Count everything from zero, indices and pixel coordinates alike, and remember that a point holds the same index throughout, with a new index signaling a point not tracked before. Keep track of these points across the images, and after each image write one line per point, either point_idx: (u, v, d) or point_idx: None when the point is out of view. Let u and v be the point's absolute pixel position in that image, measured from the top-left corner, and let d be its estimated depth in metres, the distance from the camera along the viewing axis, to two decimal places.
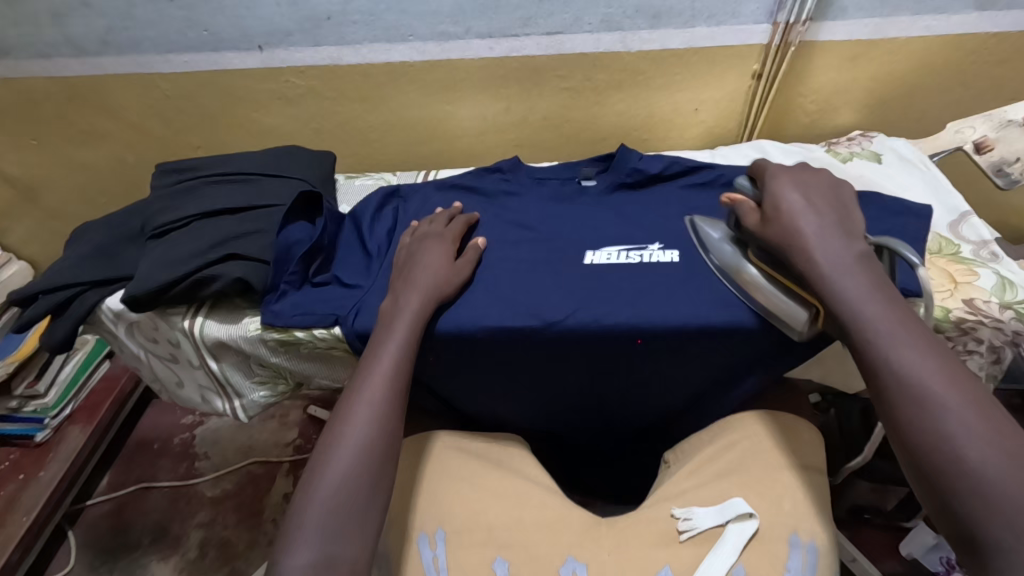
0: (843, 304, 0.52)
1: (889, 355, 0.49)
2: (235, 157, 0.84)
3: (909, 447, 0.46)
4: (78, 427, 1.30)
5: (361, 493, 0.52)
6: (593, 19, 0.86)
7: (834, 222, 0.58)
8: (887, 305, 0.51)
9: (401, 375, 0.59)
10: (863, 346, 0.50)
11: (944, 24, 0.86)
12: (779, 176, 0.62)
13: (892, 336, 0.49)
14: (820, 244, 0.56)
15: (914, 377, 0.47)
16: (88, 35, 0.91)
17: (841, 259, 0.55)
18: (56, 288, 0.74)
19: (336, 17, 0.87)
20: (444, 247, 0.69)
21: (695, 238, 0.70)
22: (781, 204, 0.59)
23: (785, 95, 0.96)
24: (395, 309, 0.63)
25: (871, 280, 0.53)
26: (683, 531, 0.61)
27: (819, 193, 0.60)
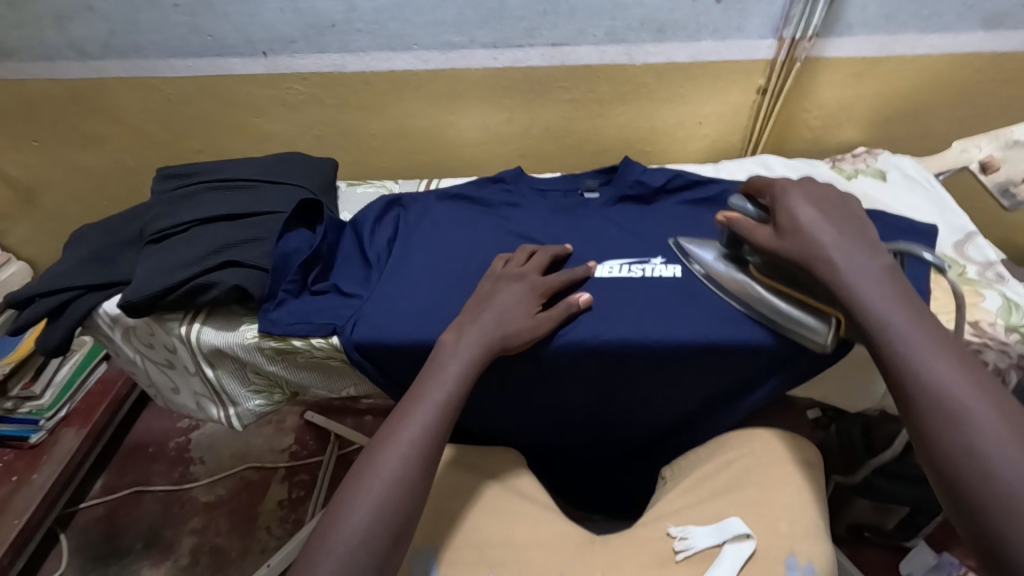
0: (900, 364, 0.48)
1: (955, 426, 0.44)
2: (235, 163, 0.84)
3: (980, 532, 0.41)
4: (73, 430, 1.30)
5: (381, 547, 0.50)
6: (597, 31, 0.86)
7: (861, 246, 0.55)
8: (951, 366, 0.47)
9: (442, 426, 0.56)
10: (927, 415, 0.46)
11: (949, 42, 0.86)
12: (790, 189, 0.61)
13: (959, 406, 0.45)
14: (856, 281, 0.53)
15: (985, 453, 0.42)
16: (92, 38, 0.91)
17: (891, 310, 0.50)
18: (53, 291, 0.74)
19: (340, 25, 0.87)
20: (529, 295, 0.64)
21: (685, 259, 0.70)
22: (795, 219, 0.58)
23: (789, 111, 0.95)
24: (448, 352, 0.60)
25: (929, 334, 0.49)
26: (680, 551, 0.60)
27: (832, 205, 0.59)
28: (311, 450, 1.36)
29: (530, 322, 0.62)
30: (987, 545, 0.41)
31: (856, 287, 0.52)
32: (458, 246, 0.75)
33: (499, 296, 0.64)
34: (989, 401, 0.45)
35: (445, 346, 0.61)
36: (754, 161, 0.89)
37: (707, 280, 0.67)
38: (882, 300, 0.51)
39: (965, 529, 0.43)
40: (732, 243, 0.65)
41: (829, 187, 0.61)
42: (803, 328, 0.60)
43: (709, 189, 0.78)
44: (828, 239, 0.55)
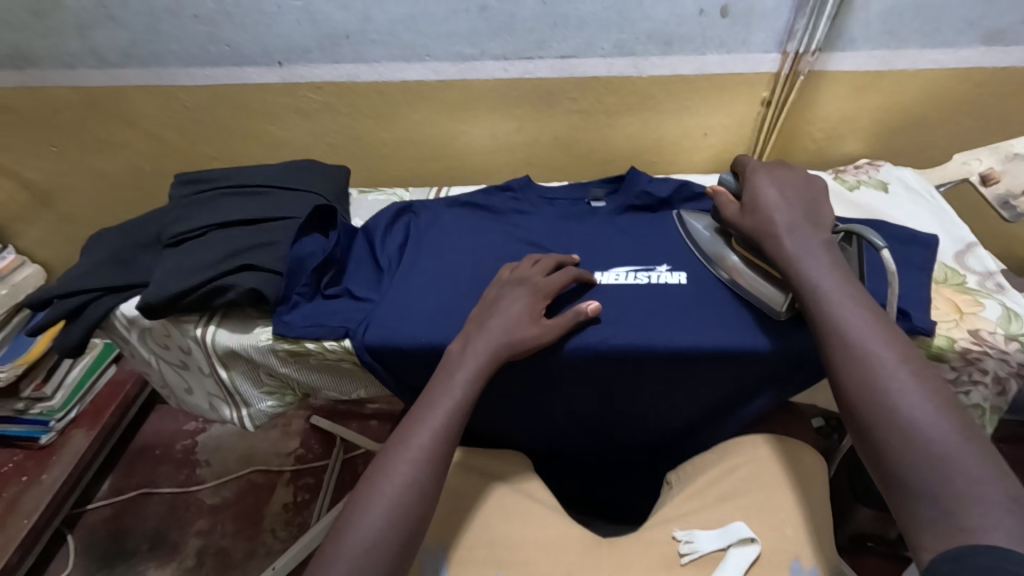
0: (823, 319, 0.54)
1: (865, 370, 0.50)
2: (250, 170, 0.86)
3: (879, 459, 0.47)
4: (83, 431, 1.31)
5: (392, 553, 0.51)
6: (605, 44, 0.88)
7: (807, 222, 0.62)
8: (866, 319, 0.52)
9: (450, 433, 0.57)
10: (842, 362, 0.51)
11: (950, 57, 0.88)
12: (758, 171, 0.67)
13: (869, 353, 0.50)
14: (797, 249, 0.59)
15: (887, 392, 0.48)
16: (112, 47, 0.94)
17: (822, 274, 0.56)
18: (71, 292, 0.76)
19: (355, 36, 0.89)
20: (534, 301, 0.65)
21: (683, 230, 0.75)
22: (756, 196, 0.64)
23: (793, 123, 0.97)
24: (456, 360, 0.62)
25: (852, 294, 0.54)
26: (685, 554, 0.61)
27: (794, 188, 0.65)
28: (317, 454, 1.38)
29: (536, 326, 0.63)
30: (885, 471, 0.47)
31: (796, 255, 0.58)
32: (467, 252, 0.76)
33: (505, 300, 0.65)
34: (895, 349, 0.50)
35: (452, 355, 0.62)
36: None
37: (695, 250, 0.73)
38: (817, 265, 0.57)
39: (869, 460, 0.49)
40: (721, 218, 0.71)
41: (799, 172, 0.67)
42: (761, 297, 0.65)
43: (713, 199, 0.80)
44: (777, 214, 0.62)
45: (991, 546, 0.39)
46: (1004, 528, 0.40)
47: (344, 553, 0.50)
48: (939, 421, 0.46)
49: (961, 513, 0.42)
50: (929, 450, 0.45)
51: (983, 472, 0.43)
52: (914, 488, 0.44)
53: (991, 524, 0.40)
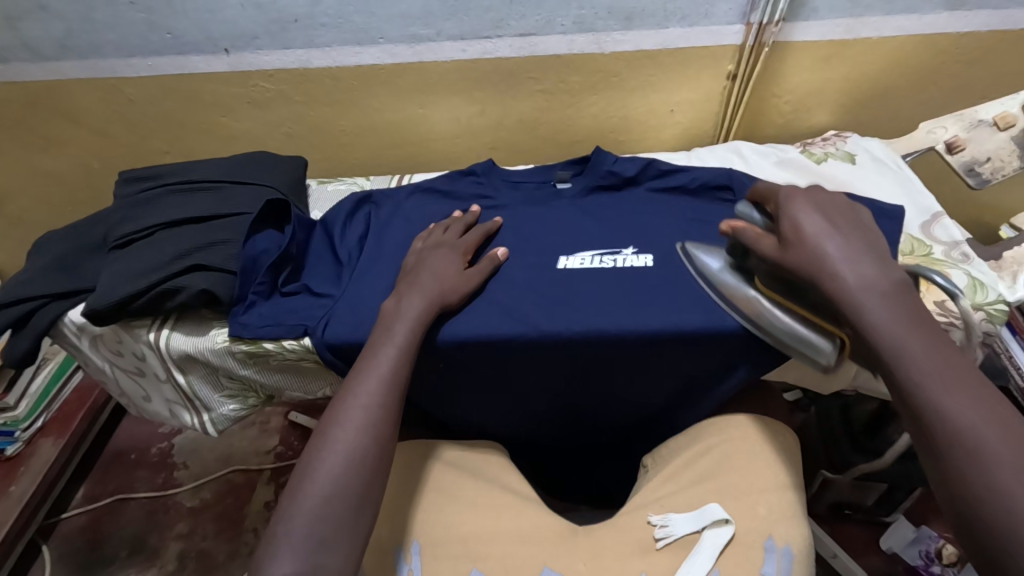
0: (919, 392, 0.47)
1: (979, 461, 0.43)
2: (200, 164, 0.82)
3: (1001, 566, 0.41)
4: (51, 440, 1.27)
5: (351, 500, 0.51)
6: (565, 20, 0.85)
7: (877, 264, 0.53)
8: (970, 394, 0.46)
9: (399, 378, 0.58)
10: (947, 448, 0.45)
11: (915, 24, 0.86)
12: (793, 201, 0.59)
13: (978, 441, 0.44)
14: (871, 300, 0.51)
15: (1005, 488, 0.42)
16: (46, 39, 0.89)
17: (898, 323, 0.50)
18: (15, 301, 0.72)
19: (304, 20, 0.85)
20: (454, 259, 0.68)
21: (691, 268, 0.66)
22: (799, 229, 0.57)
23: (760, 96, 0.95)
24: (396, 312, 0.62)
25: (936, 346, 0.49)
26: (660, 539, 0.61)
27: (839, 216, 0.58)
28: (297, 450, 1.35)
29: (462, 278, 0.66)
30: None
31: (866, 304, 0.51)
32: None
33: (427, 260, 0.67)
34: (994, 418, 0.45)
35: (387, 310, 0.63)
36: (726, 148, 0.89)
37: (712, 292, 0.64)
38: (900, 323, 0.50)
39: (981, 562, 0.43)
40: (739, 255, 0.63)
41: (836, 198, 0.60)
42: (810, 349, 0.58)
43: (679, 177, 0.77)
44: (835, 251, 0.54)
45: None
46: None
47: (304, 505, 0.50)
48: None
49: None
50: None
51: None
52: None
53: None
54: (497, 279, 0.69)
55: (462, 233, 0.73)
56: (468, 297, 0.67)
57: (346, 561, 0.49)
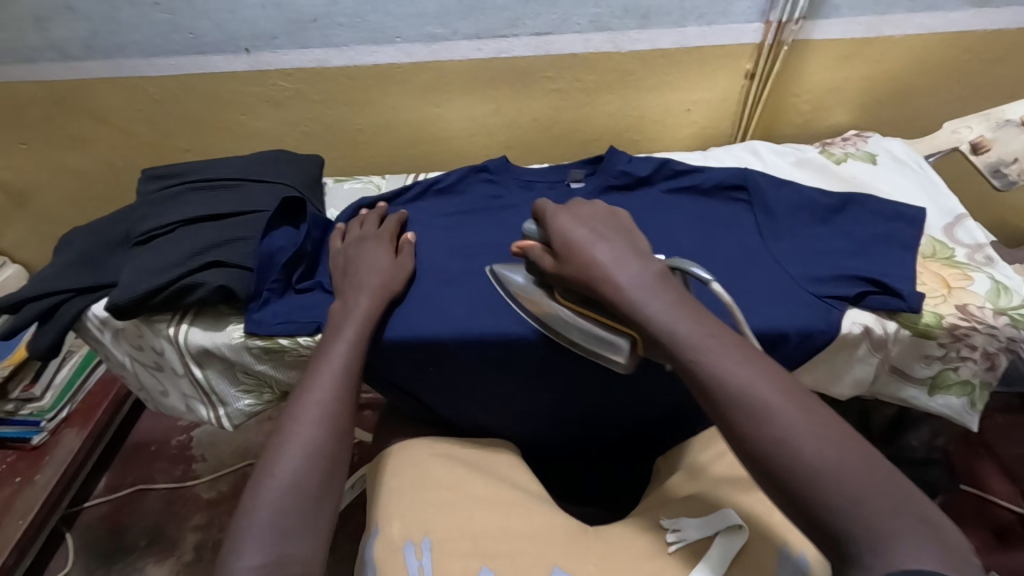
0: (704, 365, 0.45)
1: (769, 415, 0.41)
2: (219, 163, 0.83)
3: (820, 523, 0.38)
4: (75, 431, 1.30)
5: (314, 490, 0.51)
6: (581, 19, 0.85)
7: (637, 262, 0.53)
8: (745, 363, 0.44)
9: (352, 374, 0.59)
10: (740, 415, 0.42)
11: (938, 21, 0.85)
12: (555, 216, 0.60)
13: (760, 398, 0.42)
14: (640, 292, 0.50)
15: (790, 438, 0.40)
16: (72, 39, 0.91)
17: (675, 316, 0.48)
18: (43, 294, 0.74)
19: (322, 19, 0.86)
20: (383, 249, 0.70)
21: (502, 289, 0.66)
22: (567, 243, 0.56)
23: (778, 94, 0.94)
24: (343, 313, 0.63)
25: (709, 330, 0.46)
26: (672, 543, 0.60)
27: (602, 225, 0.58)
28: None
29: (394, 265, 0.68)
30: (828, 535, 0.38)
31: (638, 295, 0.50)
32: (440, 247, 0.74)
33: (358, 255, 0.69)
34: (779, 387, 0.43)
35: (336, 311, 0.64)
36: (743, 148, 0.88)
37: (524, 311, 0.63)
38: (665, 303, 0.49)
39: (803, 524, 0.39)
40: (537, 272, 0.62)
41: (599, 207, 0.61)
42: (606, 349, 0.56)
43: (694, 177, 0.76)
44: (601, 256, 0.54)
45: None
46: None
47: (265, 498, 0.49)
48: (851, 453, 0.39)
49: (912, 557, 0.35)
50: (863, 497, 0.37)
51: (903, 504, 0.37)
52: (856, 544, 0.36)
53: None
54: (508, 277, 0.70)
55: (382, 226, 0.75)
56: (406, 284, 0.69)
57: (314, 550, 0.49)
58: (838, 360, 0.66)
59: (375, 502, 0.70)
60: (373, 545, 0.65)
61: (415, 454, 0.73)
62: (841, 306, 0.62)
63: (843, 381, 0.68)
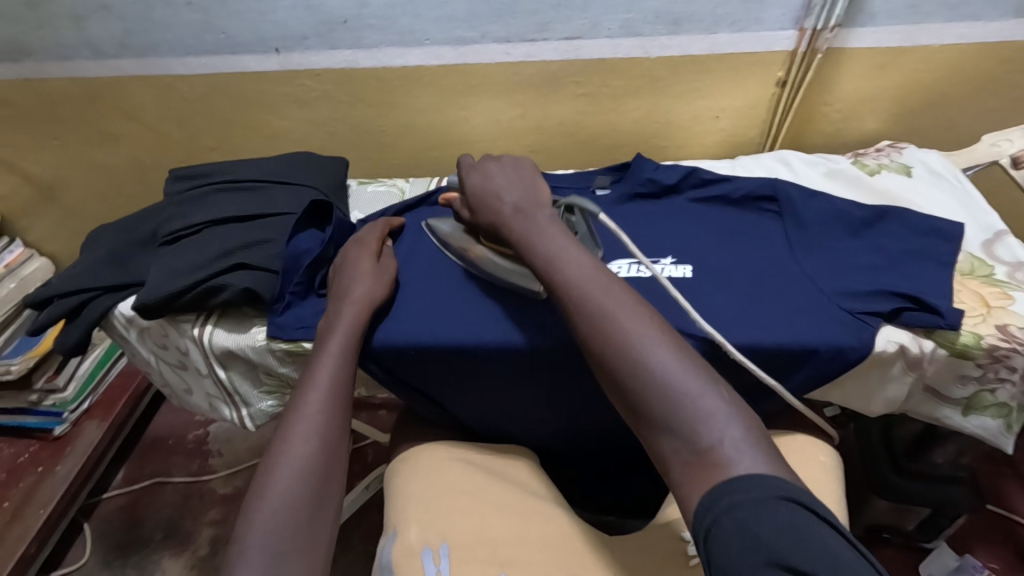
0: (558, 283, 0.53)
1: (602, 321, 0.49)
2: (247, 163, 0.84)
3: (635, 405, 0.46)
4: (95, 423, 1.32)
5: (306, 511, 0.50)
6: (612, 24, 0.84)
7: (531, 201, 0.60)
8: (602, 288, 0.51)
9: (340, 389, 0.58)
10: (581, 322, 0.50)
11: (978, 31, 0.83)
12: (475, 164, 0.66)
13: (596, 306, 0.50)
14: (525, 227, 0.58)
15: (615, 337, 0.47)
16: (107, 38, 0.92)
17: (551, 249, 0.55)
18: (69, 292, 0.75)
19: (352, 21, 0.86)
20: (366, 254, 0.68)
21: (435, 239, 0.73)
22: (483, 190, 0.63)
23: (810, 102, 0.92)
24: (328, 328, 0.62)
25: (576, 261, 0.53)
26: (693, 555, 0.61)
27: (509, 173, 0.64)
28: None
29: (375, 270, 0.67)
30: (641, 415, 0.45)
31: (524, 230, 0.58)
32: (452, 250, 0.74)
33: (344, 264, 0.68)
34: (628, 308, 0.49)
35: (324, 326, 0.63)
36: (772, 157, 0.86)
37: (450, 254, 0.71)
38: (540, 232, 0.57)
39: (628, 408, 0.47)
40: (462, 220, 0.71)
41: (512, 159, 0.66)
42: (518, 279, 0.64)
43: (722, 187, 0.75)
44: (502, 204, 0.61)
45: (744, 480, 0.39)
46: (746, 455, 0.40)
47: (255, 522, 0.48)
48: (663, 349, 0.46)
49: (698, 432, 0.42)
50: (665, 384, 0.44)
51: (701, 387, 0.44)
52: (664, 428, 0.44)
53: (739, 456, 0.40)
54: None
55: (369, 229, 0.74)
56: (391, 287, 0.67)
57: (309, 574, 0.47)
58: (870, 377, 0.64)
59: (392, 506, 0.69)
60: (390, 548, 0.63)
61: (429, 461, 0.73)
62: (875, 322, 0.61)
63: (878, 400, 0.66)
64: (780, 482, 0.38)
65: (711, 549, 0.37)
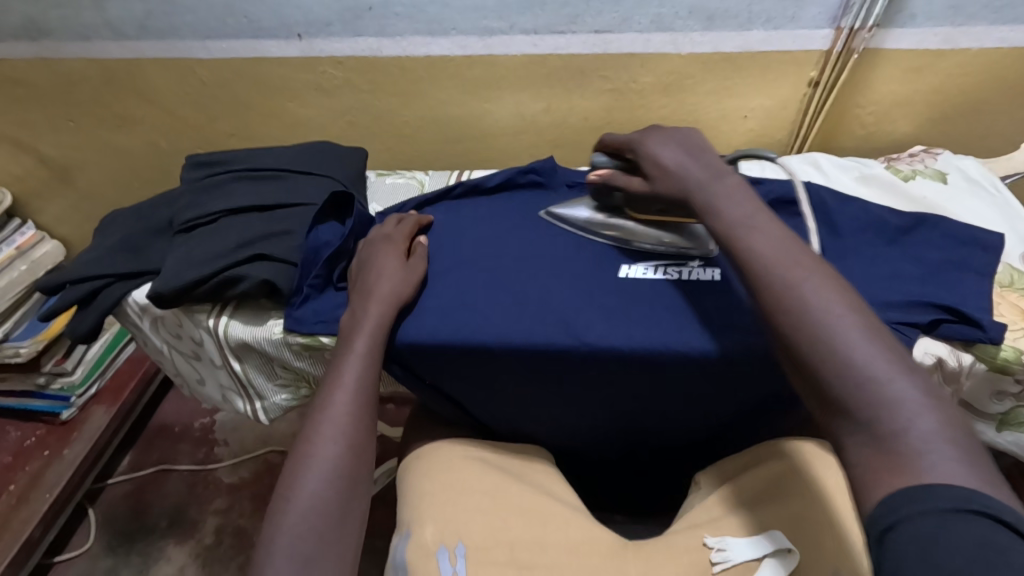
0: (736, 248, 0.51)
1: (791, 291, 0.46)
2: (264, 152, 0.82)
3: (812, 381, 0.43)
4: (103, 408, 1.32)
5: (332, 516, 0.52)
6: (643, 19, 0.82)
7: (709, 167, 0.59)
8: (801, 261, 0.48)
9: (366, 390, 0.58)
10: (760, 286, 0.48)
11: (1021, 35, 0.80)
12: (642, 133, 0.65)
13: (780, 273, 0.48)
14: (707, 193, 0.56)
15: (803, 305, 0.45)
16: (128, 19, 0.91)
17: (736, 219, 0.53)
18: (83, 278, 0.73)
19: (378, 8, 0.85)
20: (395, 249, 0.67)
21: (566, 224, 0.73)
22: (657, 158, 0.61)
23: (842, 104, 0.90)
24: (353, 326, 0.61)
25: (768, 231, 0.51)
26: (717, 563, 0.58)
27: (687, 142, 0.62)
28: None
29: (404, 269, 0.66)
30: (819, 392, 0.43)
31: (703, 195, 0.56)
32: (475, 247, 0.72)
33: (370, 261, 0.66)
34: (830, 285, 0.46)
35: (348, 322, 0.62)
36: (802, 160, 0.84)
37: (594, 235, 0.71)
38: (727, 203, 0.55)
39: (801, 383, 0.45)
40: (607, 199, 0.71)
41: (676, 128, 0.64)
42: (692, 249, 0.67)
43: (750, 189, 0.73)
44: (685, 169, 0.59)
45: (940, 487, 0.35)
46: (935, 450, 0.37)
47: (284, 526, 0.50)
48: (862, 329, 0.43)
49: (882, 417, 0.39)
50: (858, 363, 0.41)
51: (896, 370, 0.41)
52: (848, 411, 0.41)
53: (928, 450, 0.37)
54: (555, 282, 0.67)
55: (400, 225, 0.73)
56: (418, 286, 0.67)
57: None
58: None
59: (406, 502, 0.67)
60: (404, 547, 0.62)
61: (443, 451, 0.71)
62: (912, 333, 0.59)
63: None
64: (975, 493, 0.35)
65: (887, 552, 0.34)
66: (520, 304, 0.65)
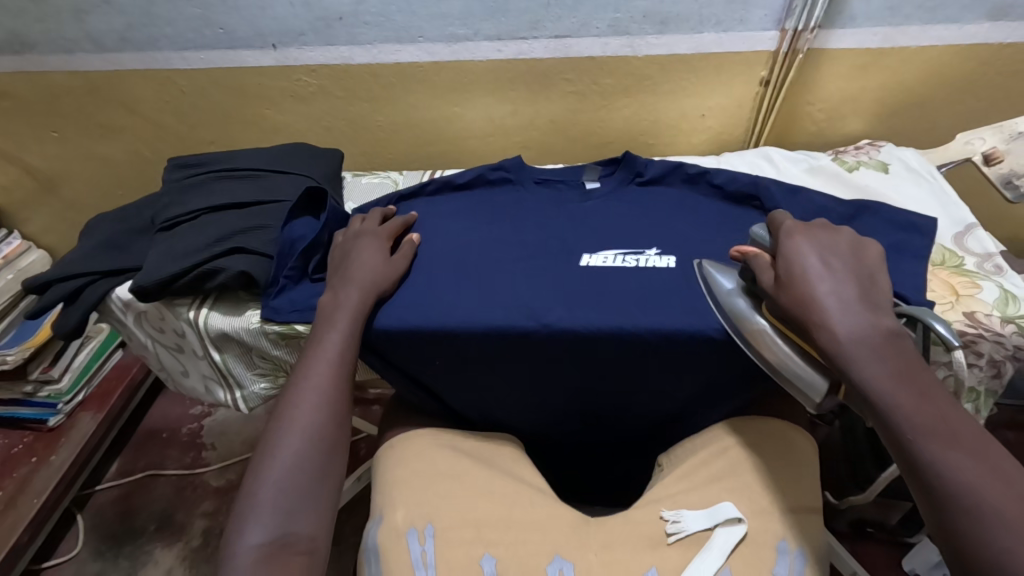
0: (900, 436, 0.45)
1: (972, 503, 0.41)
2: (243, 152, 0.86)
3: None
4: (90, 414, 1.33)
5: (313, 472, 0.55)
6: (601, 23, 0.87)
7: (861, 307, 0.52)
8: (980, 461, 0.43)
9: (347, 360, 0.62)
10: (958, 513, 0.42)
11: (955, 34, 0.85)
12: (792, 233, 0.58)
13: (988, 507, 0.41)
14: (851, 333, 0.50)
15: (1018, 553, 0.39)
16: (107, 31, 0.94)
17: (898, 389, 0.47)
18: (69, 276, 0.76)
19: (348, 18, 0.89)
20: (378, 245, 0.71)
21: (704, 286, 0.63)
22: (797, 270, 0.55)
23: (793, 102, 0.95)
24: (334, 309, 0.65)
25: (941, 416, 0.45)
26: (671, 534, 0.61)
27: (841, 258, 0.56)
28: None
29: (388, 265, 0.69)
30: None
31: (852, 348, 0.50)
32: (446, 241, 0.76)
33: (354, 250, 0.70)
34: (1020, 499, 0.41)
35: (328, 304, 0.66)
36: (756, 154, 0.90)
37: (719, 314, 0.61)
38: (875, 359, 0.49)
39: None
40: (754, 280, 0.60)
41: (842, 235, 0.58)
42: (804, 382, 0.54)
43: (694, 169, 0.80)
44: (830, 301, 0.52)
45: None
46: None
47: (267, 478, 0.54)
48: None
49: None
50: None
51: None
52: None
53: None
54: (519, 268, 0.71)
55: (381, 222, 0.76)
56: (399, 279, 0.70)
57: (316, 527, 0.53)
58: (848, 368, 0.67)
59: (379, 487, 0.70)
60: (375, 530, 0.65)
61: (416, 436, 0.74)
62: None
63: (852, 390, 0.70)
64: None
65: None
66: (486, 288, 0.69)
